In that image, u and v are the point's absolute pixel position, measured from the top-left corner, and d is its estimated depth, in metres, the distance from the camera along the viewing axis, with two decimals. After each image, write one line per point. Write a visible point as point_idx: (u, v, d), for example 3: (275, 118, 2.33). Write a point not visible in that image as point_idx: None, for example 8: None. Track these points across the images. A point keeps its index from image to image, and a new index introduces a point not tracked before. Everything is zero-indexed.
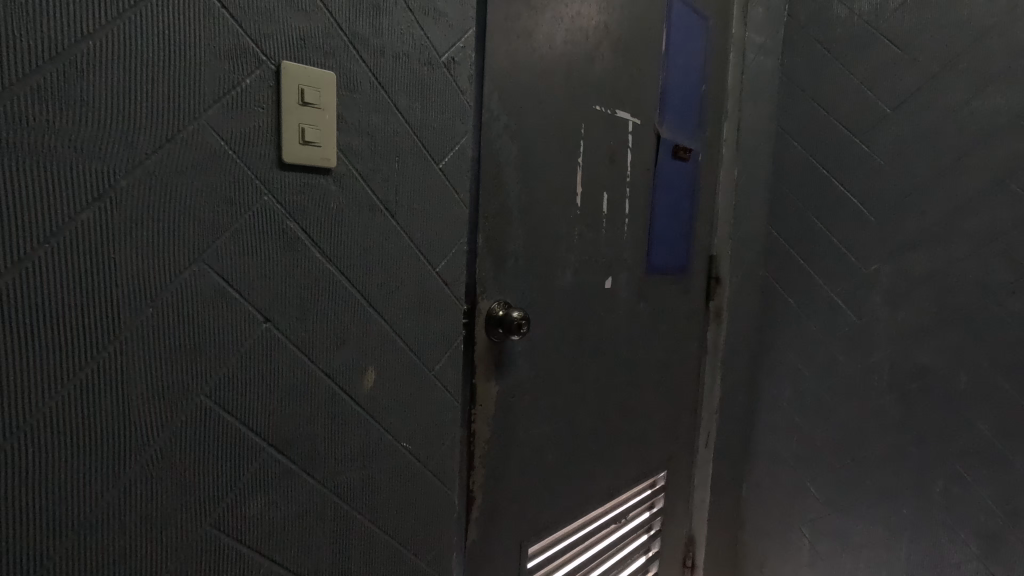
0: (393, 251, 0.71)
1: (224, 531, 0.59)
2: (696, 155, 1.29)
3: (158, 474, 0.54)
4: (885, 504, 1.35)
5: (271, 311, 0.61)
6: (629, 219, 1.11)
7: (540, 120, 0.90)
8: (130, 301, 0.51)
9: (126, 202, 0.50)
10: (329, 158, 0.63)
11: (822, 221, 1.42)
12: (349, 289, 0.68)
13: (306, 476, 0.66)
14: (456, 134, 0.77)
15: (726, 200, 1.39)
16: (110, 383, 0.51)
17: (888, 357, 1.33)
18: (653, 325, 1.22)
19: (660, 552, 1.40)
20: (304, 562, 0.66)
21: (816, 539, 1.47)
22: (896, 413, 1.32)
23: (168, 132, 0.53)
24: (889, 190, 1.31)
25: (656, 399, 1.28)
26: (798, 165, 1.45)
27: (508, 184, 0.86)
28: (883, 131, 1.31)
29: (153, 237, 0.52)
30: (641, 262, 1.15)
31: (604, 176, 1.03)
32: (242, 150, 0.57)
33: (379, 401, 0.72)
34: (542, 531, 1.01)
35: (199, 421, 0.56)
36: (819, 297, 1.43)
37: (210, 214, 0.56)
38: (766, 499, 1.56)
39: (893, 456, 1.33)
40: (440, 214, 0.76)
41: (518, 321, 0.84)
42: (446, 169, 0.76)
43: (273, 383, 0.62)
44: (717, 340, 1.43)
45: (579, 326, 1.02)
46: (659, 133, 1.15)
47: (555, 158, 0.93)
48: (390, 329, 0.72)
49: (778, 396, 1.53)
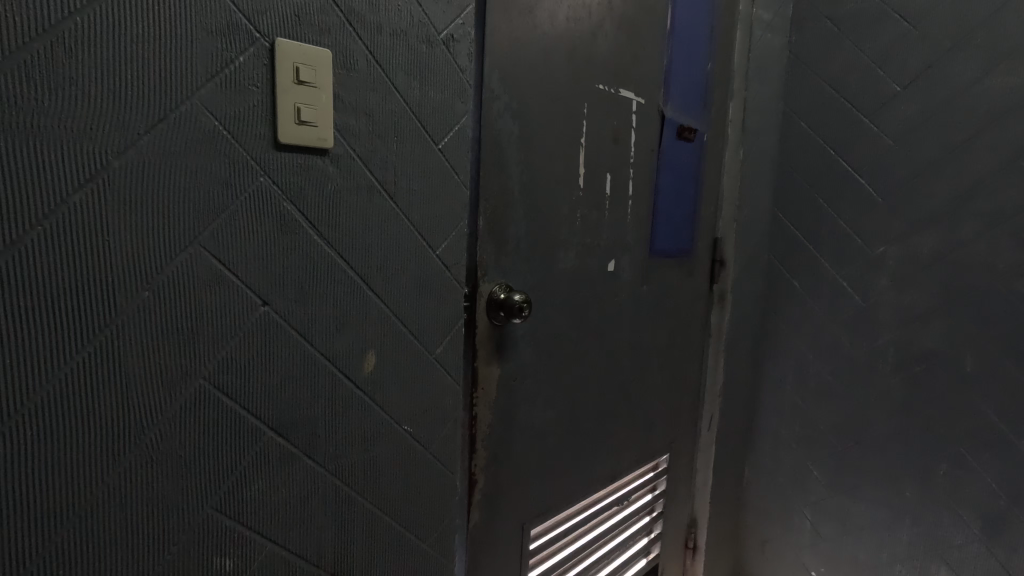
0: (392, 233, 0.71)
1: (226, 514, 0.60)
2: (702, 136, 1.27)
3: (158, 456, 0.54)
4: (888, 486, 1.35)
5: (270, 294, 0.61)
6: (633, 200, 1.09)
7: (542, 100, 0.88)
8: (125, 284, 0.51)
9: (119, 184, 0.50)
10: (325, 139, 0.62)
11: (828, 203, 1.39)
12: (348, 272, 0.67)
13: (307, 459, 0.66)
14: (456, 114, 0.76)
15: (731, 182, 1.37)
16: (108, 367, 0.50)
17: (893, 340, 1.32)
18: (656, 309, 1.21)
19: (662, 533, 1.41)
20: (307, 545, 0.67)
21: (817, 520, 1.48)
22: (900, 396, 1.32)
23: (160, 111, 0.51)
24: (898, 171, 1.28)
25: (659, 382, 1.28)
26: (805, 145, 1.43)
27: (509, 166, 0.85)
28: (892, 110, 1.29)
29: (148, 219, 0.51)
30: (644, 244, 1.14)
31: (607, 157, 1.01)
32: (237, 130, 0.56)
33: (380, 385, 0.72)
34: (544, 513, 1.01)
35: (199, 404, 0.56)
36: (825, 279, 1.42)
37: (205, 195, 0.55)
38: (769, 482, 1.56)
39: (896, 439, 1.33)
40: (440, 196, 0.75)
41: (520, 304, 0.84)
42: (446, 149, 0.75)
43: (273, 367, 0.62)
44: (721, 323, 1.42)
45: (581, 310, 1.02)
46: (664, 112, 1.13)
47: (557, 139, 0.91)
48: (389, 313, 0.72)
49: (782, 378, 1.52)
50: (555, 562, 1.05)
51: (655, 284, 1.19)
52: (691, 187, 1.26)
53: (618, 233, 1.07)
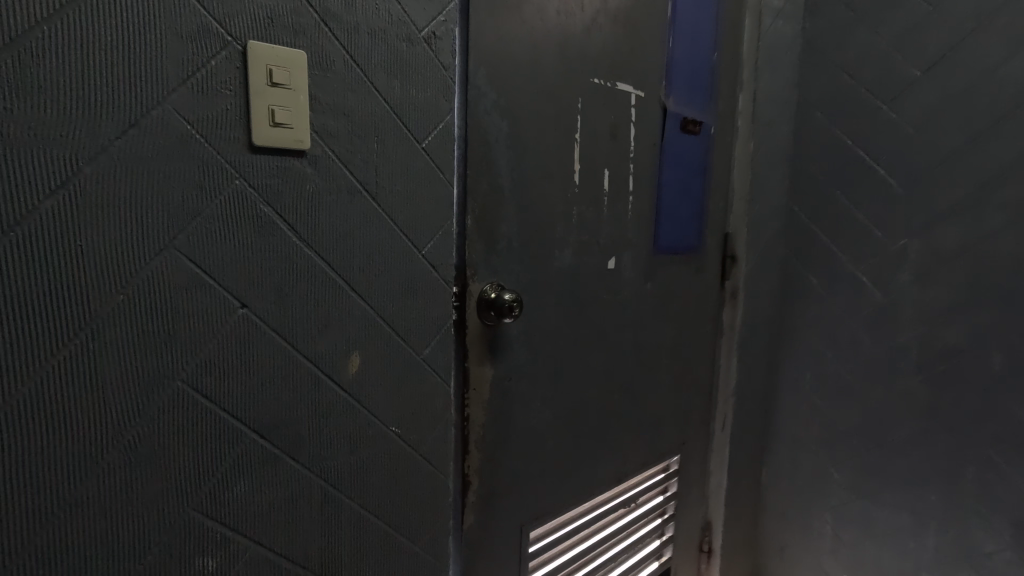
0: (375, 234, 0.70)
1: (208, 514, 0.60)
2: (708, 129, 1.23)
3: (136, 457, 0.54)
4: (913, 490, 1.29)
5: (248, 296, 0.61)
6: (634, 196, 1.07)
7: (532, 96, 0.86)
8: (99, 287, 0.51)
9: (90, 189, 0.50)
10: (301, 140, 0.62)
11: (846, 195, 1.34)
12: (329, 273, 0.67)
13: (290, 461, 0.66)
14: (440, 113, 0.75)
15: (741, 175, 1.33)
16: (83, 369, 0.51)
17: (915, 337, 1.26)
18: (661, 307, 1.18)
19: (674, 537, 1.37)
20: (293, 546, 0.67)
21: (838, 525, 1.42)
22: (924, 396, 1.26)
23: (132, 116, 0.52)
24: (919, 160, 1.23)
25: (665, 382, 1.25)
26: (821, 136, 1.37)
27: (499, 164, 0.83)
28: (912, 96, 1.23)
29: (120, 224, 0.52)
30: (647, 241, 1.12)
31: (604, 153, 0.99)
32: (210, 133, 0.57)
33: (366, 386, 0.72)
34: (544, 516, 1.00)
35: (178, 406, 0.57)
36: (843, 275, 1.36)
37: (178, 199, 0.55)
38: (788, 485, 1.51)
39: (920, 441, 1.27)
40: (425, 195, 0.75)
41: (510, 303, 0.83)
42: (429, 148, 0.75)
43: (252, 369, 0.62)
44: (733, 321, 1.38)
45: (579, 309, 1.00)
46: (666, 105, 1.10)
47: (550, 136, 0.90)
48: (375, 313, 0.72)
49: (799, 378, 1.47)
50: (558, 565, 1.03)
51: (659, 281, 1.17)
52: (698, 182, 1.22)
53: (619, 229, 1.05)
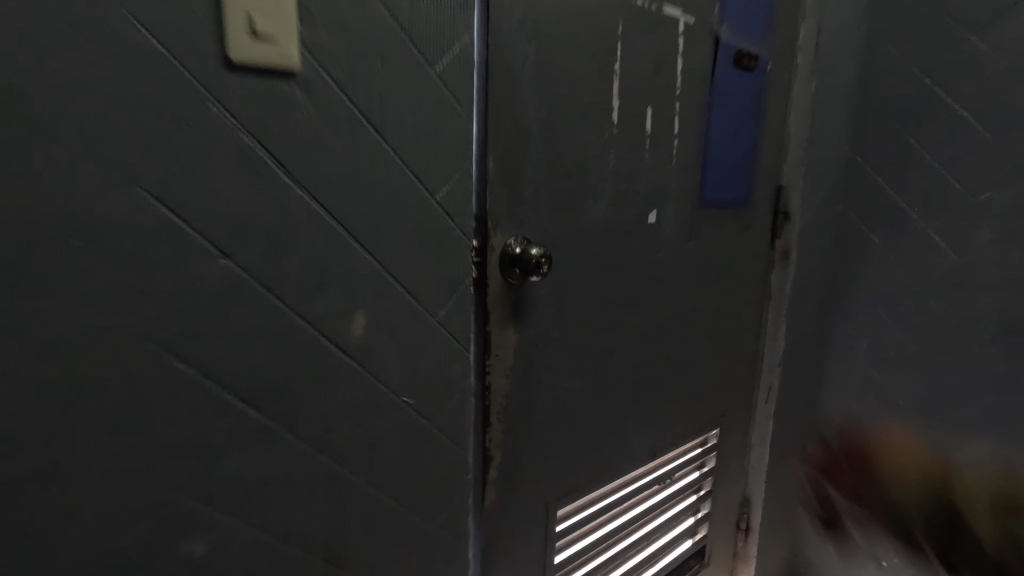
0: (382, 176, 0.61)
1: (192, 494, 0.53)
2: (763, 64, 1.08)
3: (103, 429, 0.47)
4: (981, 472, 1.17)
5: (231, 245, 0.52)
6: (678, 140, 0.94)
7: (565, 17, 0.74)
8: (45, 230, 0.43)
9: (26, 109, 0.41)
10: (289, 58, 0.52)
11: (919, 142, 1.18)
12: (327, 221, 0.58)
13: (287, 434, 0.58)
14: (457, 31, 0.64)
15: (799, 120, 1.18)
16: (32, 327, 0.43)
17: (994, 304, 1.12)
18: (704, 267, 1.06)
19: (710, 514, 1.29)
20: (291, 528, 0.60)
21: (890, 507, 1.31)
22: (1000, 369, 1.12)
23: (75, 19, 0.42)
24: (1013, 98, 1.06)
25: (706, 351, 1.14)
26: (892, 73, 1.20)
27: (524, 97, 0.72)
28: (1009, 23, 1.05)
29: (66, 154, 0.43)
30: (692, 193, 0.99)
31: (646, 88, 0.86)
32: (175, 45, 0.47)
33: (374, 352, 0.63)
34: (572, 493, 0.92)
35: (151, 372, 0.49)
36: (911, 233, 1.21)
37: (139, 126, 0.46)
38: (835, 462, 1.40)
39: (993, 419, 1.14)
40: (439, 132, 0.64)
41: (537, 260, 0.72)
42: (446, 73, 0.64)
43: (238, 330, 0.53)
44: (783, 284, 1.25)
45: (614, 268, 0.89)
46: (717, 35, 0.95)
47: (584, 66, 0.77)
48: (383, 270, 0.62)
49: (853, 347, 1.34)
50: (586, 544, 0.96)
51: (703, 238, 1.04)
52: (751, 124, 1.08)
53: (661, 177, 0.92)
